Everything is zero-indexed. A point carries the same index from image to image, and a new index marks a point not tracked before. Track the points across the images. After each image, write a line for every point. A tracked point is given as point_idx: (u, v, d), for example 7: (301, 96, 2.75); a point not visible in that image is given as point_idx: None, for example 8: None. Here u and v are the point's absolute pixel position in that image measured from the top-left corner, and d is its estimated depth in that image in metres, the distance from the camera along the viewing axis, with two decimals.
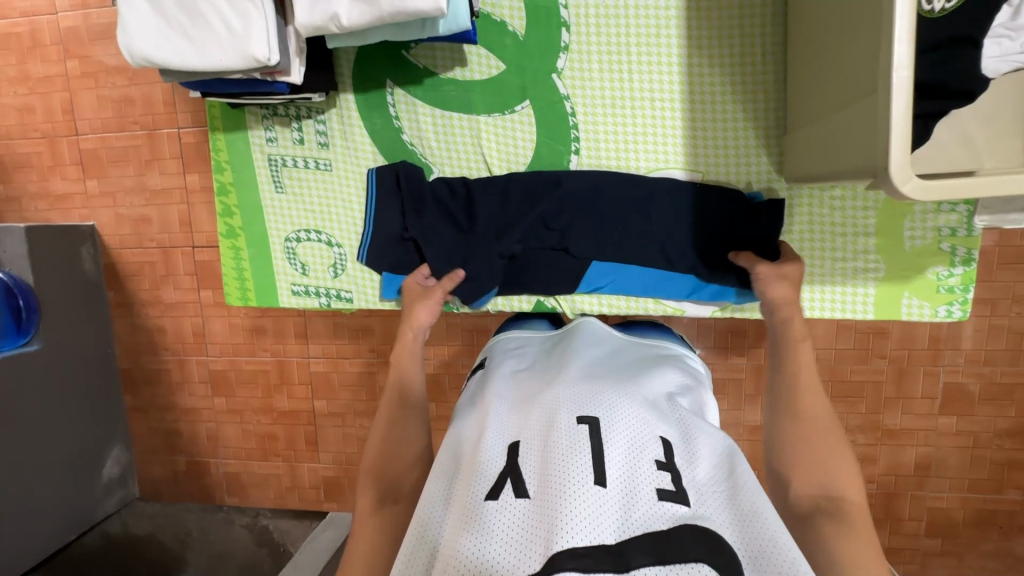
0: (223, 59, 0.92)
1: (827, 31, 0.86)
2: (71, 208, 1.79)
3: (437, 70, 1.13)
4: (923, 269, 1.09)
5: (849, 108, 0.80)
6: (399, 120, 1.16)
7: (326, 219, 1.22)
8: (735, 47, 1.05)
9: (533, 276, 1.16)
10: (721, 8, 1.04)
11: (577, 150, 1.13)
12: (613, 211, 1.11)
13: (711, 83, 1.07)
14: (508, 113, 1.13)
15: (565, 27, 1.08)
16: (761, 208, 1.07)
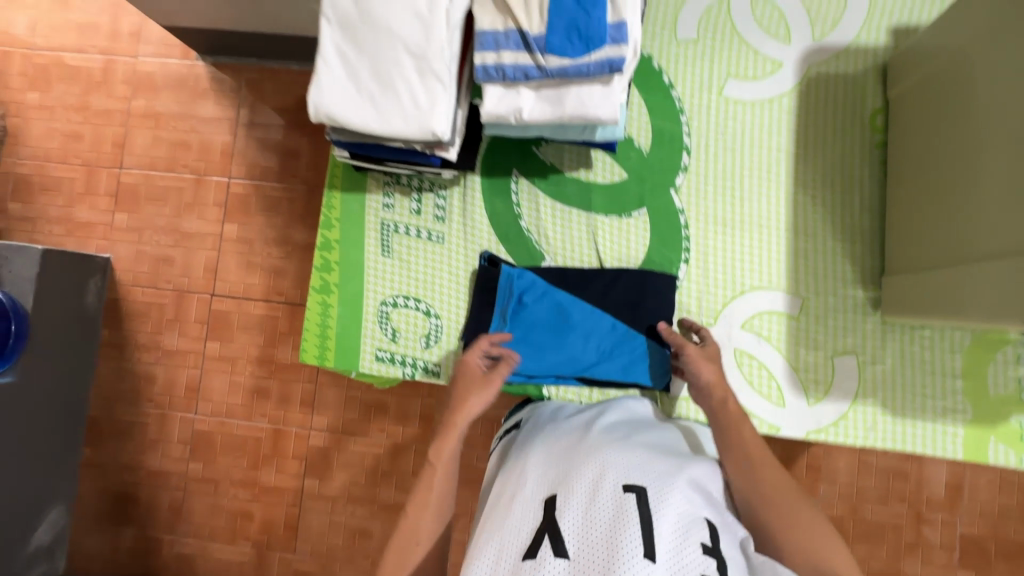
0: (392, 124, 0.73)
1: (937, 184, 0.86)
2: (88, 236, 1.72)
3: (563, 170, 1.05)
4: (1007, 416, 0.92)
5: (985, 262, 0.74)
6: (519, 207, 1.05)
7: (432, 288, 1.06)
8: (836, 184, 1.00)
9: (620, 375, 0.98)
10: (825, 140, 1.00)
11: (681, 280, 1.01)
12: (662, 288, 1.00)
13: (814, 214, 1.00)
14: (626, 216, 1.03)
15: (686, 151, 1.02)
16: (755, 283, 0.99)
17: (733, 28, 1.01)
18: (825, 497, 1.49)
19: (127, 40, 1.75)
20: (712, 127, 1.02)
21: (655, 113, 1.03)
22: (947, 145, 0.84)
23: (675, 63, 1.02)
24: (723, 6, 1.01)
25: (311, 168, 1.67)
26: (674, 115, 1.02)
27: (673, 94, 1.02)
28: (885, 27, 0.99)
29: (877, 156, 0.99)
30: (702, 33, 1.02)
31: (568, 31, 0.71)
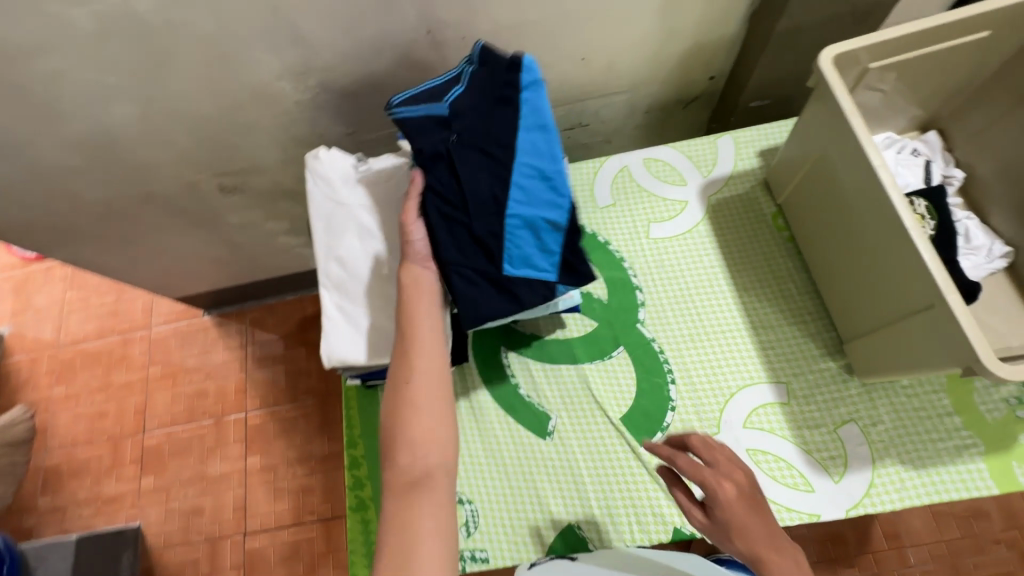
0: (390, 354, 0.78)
1: (841, 250, 0.85)
2: (118, 509, 1.74)
3: (542, 333, 0.97)
4: (1009, 438, 0.81)
5: (903, 323, 0.75)
6: (514, 375, 0.95)
7: (468, 476, 0.90)
8: (761, 272, 0.96)
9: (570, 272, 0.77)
10: (736, 231, 0.99)
11: (670, 422, 0.89)
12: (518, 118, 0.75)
13: (758, 302, 0.94)
14: (608, 358, 0.94)
15: (639, 290, 0.98)
16: (740, 387, 0.90)
17: (633, 182, 1.05)
18: (921, 565, 1.39)
19: (141, 315, 1.97)
20: (640, 257, 1.00)
21: (599, 264, 1.00)
22: (827, 215, 0.86)
23: (596, 218, 1.04)
24: (625, 171, 1.06)
25: (319, 380, 1.79)
26: (617, 264, 1.00)
27: (611, 249, 1.01)
28: (754, 152, 1.03)
29: (792, 250, 0.97)
30: (617, 197, 1.04)
31: (478, 100, 0.76)
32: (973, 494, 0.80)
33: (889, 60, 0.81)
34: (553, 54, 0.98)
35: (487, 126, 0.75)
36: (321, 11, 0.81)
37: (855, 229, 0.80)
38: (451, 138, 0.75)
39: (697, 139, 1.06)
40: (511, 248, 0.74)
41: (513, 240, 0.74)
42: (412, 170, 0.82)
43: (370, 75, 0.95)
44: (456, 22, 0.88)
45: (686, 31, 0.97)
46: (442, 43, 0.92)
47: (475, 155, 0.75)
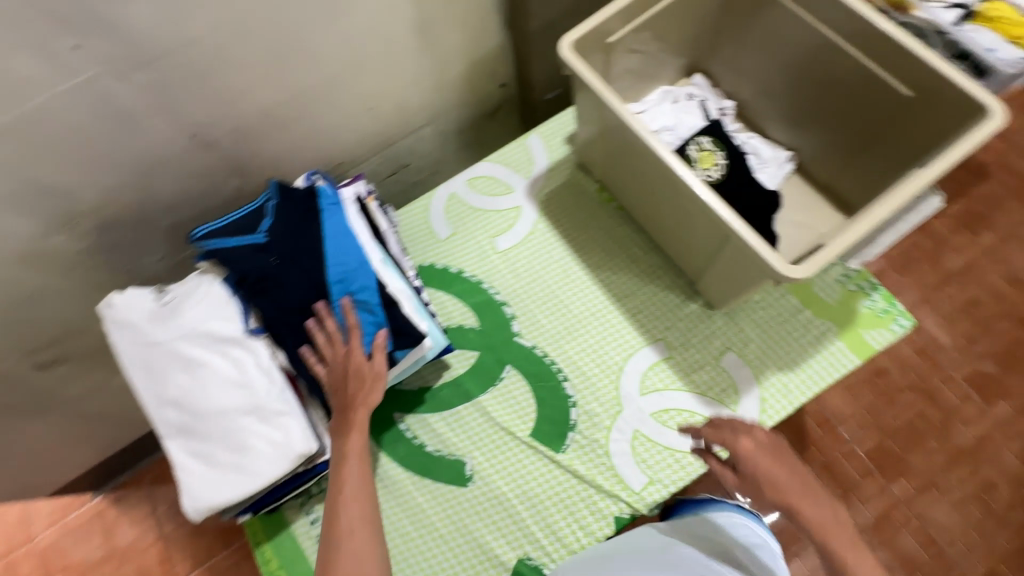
0: (262, 477, 0.71)
1: (656, 204, 0.90)
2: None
3: (429, 383, 0.95)
4: (849, 311, 0.90)
5: (724, 252, 0.80)
6: (416, 436, 0.92)
7: (407, 557, 0.85)
8: (605, 246, 1.00)
9: (402, 333, 0.75)
10: (572, 216, 1.02)
11: (575, 419, 0.89)
12: (332, 230, 0.77)
13: (613, 273, 0.98)
14: (499, 382, 0.93)
15: (505, 305, 0.98)
16: (624, 359, 0.92)
17: (465, 206, 1.06)
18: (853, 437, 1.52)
19: None
20: (495, 273, 1.00)
21: (460, 295, 1.00)
22: (632, 177, 0.91)
23: (442, 252, 1.03)
24: (454, 198, 1.06)
25: None
26: (477, 288, 1.00)
27: (466, 276, 1.01)
28: (562, 140, 1.08)
29: (625, 216, 1.02)
30: (455, 224, 1.04)
31: (293, 222, 0.75)
32: (843, 371, 0.87)
33: (620, 35, 0.88)
34: (337, 114, 0.96)
35: (306, 243, 0.75)
36: (55, 154, 0.74)
37: (655, 183, 0.85)
38: (272, 262, 0.73)
39: (507, 145, 1.08)
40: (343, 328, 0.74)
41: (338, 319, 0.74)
42: (218, 281, 0.77)
43: (150, 197, 0.88)
44: (217, 117, 0.83)
45: (455, 52, 0.99)
46: (212, 142, 0.86)
47: (294, 268, 0.74)
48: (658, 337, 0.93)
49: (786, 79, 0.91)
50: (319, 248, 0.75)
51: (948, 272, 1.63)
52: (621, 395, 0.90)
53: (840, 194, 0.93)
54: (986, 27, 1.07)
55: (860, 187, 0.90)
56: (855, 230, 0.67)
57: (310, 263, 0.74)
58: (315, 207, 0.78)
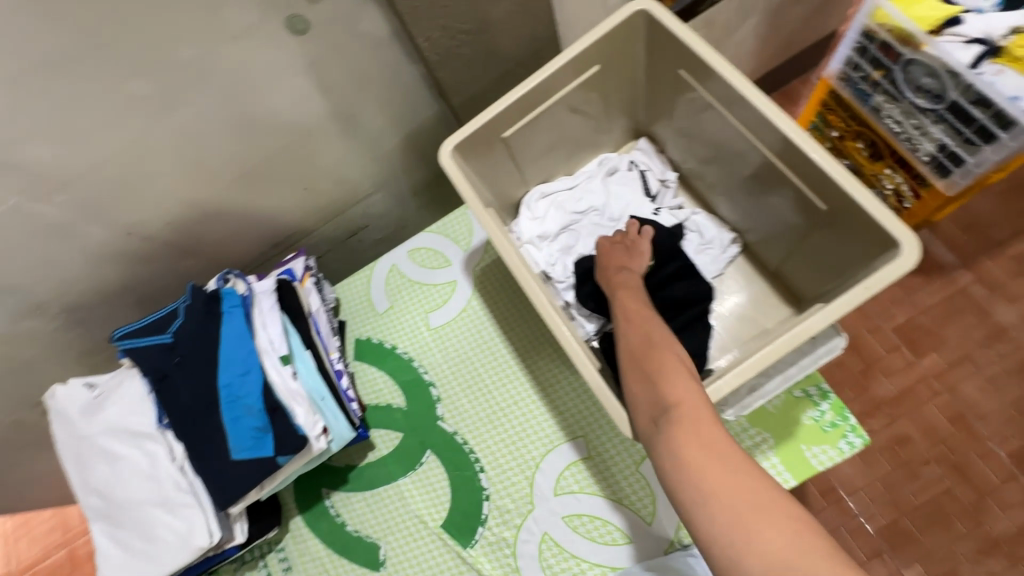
0: (166, 565, 0.77)
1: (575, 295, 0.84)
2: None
3: (356, 461, 0.97)
4: (792, 421, 0.80)
5: None
6: (339, 514, 0.95)
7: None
8: (535, 330, 0.96)
9: (282, 439, 0.75)
10: (507, 294, 0.99)
11: (487, 514, 0.88)
12: (228, 329, 0.80)
13: (543, 359, 0.94)
14: (419, 466, 0.94)
15: (432, 385, 0.98)
16: (543, 455, 0.89)
17: (404, 279, 1.06)
18: (864, 512, 1.35)
19: None
20: (426, 352, 1.00)
21: (392, 372, 1.01)
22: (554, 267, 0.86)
23: (380, 326, 1.04)
24: (395, 270, 1.07)
25: None
26: (408, 366, 1.00)
27: (399, 353, 1.02)
28: None
29: None
30: (393, 297, 1.05)
31: (193, 322, 0.79)
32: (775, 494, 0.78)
33: (524, 121, 0.84)
34: (275, 195, 0.99)
35: (201, 342, 0.79)
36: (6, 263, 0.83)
37: None
38: (175, 361, 0.79)
39: (449, 214, 1.06)
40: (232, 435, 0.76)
41: (224, 426, 0.76)
42: (138, 378, 0.83)
43: (106, 282, 0.96)
44: (149, 216, 0.89)
45: (388, 127, 0.99)
46: (151, 235, 0.93)
47: (190, 368, 0.78)
48: (581, 433, 0.88)
49: (727, 157, 0.82)
50: (212, 348, 0.78)
51: (999, 327, 1.40)
52: (536, 494, 0.87)
53: (791, 284, 0.82)
54: (1012, 67, 0.89)
55: (807, 277, 0.79)
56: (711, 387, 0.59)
57: (203, 363, 0.78)
58: (218, 307, 0.81)
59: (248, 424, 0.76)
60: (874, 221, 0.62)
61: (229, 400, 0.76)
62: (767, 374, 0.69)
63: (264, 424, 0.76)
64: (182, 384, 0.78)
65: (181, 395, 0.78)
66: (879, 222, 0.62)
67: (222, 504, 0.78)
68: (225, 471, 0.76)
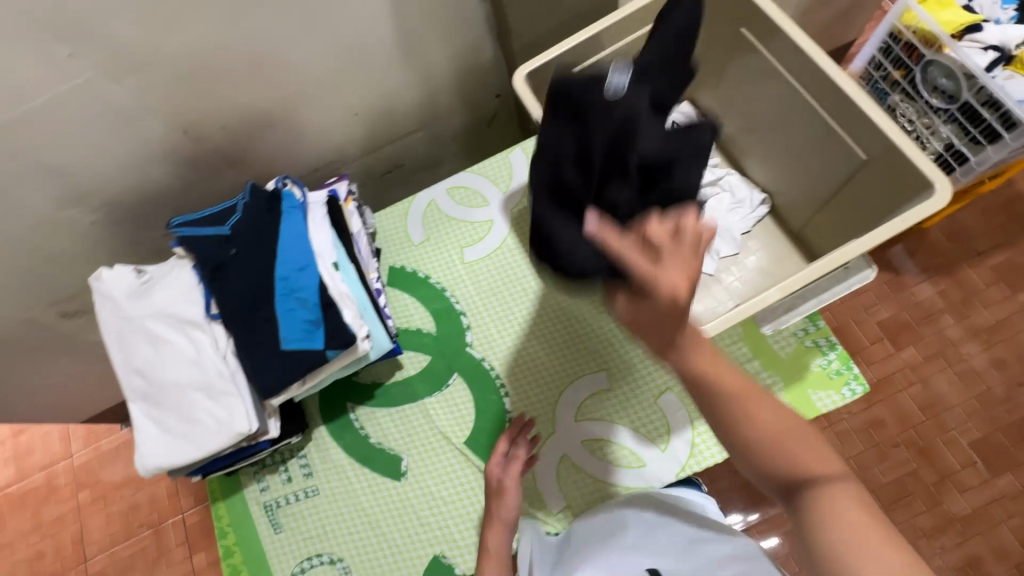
0: (204, 448, 0.80)
1: None
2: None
3: (382, 379, 1.01)
4: (801, 368, 0.88)
5: None
6: (363, 427, 0.98)
7: (337, 536, 0.93)
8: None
9: (334, 334, 0.79)
10: None
11: None
12: (285, 228, 0.83)
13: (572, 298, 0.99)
14: (445, 388, 0.98)
15: (463, 314, 1.02)
16: (566, 384, 0.94)
17: (441, 214, 1.09)
18: None
19: None
20: (459, 283, 1.04)
21: (423, 299, 1.05)
22: None
23: (414, 256, 1.08)
24: (433, 203, 1.10)
25: None
26: (440, 294, 1.04)
27: (431, 282, 1.05)
28: None
29: None
30: (429, 230, 1.08)
31: (252, 218, 0.82)
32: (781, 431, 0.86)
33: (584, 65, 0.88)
34: (326, 115, 1.02)
35: (259, 238, 0.82)
36: (62, 142, 0.83)
37: None
38: (231, 253, 0.81)
39: (490, 156, 1.10)
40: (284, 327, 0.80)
41: (278, 316, 0.79)
42: (190, 269, 0.86)
43: (149, 180, 0.97)
44: (206, 115, 0.90)
45: (444, 63, 1.02)
46: (204, 137, 0.94)
47: (246, 261, 0.81)
48: (604, 366, 0.94)
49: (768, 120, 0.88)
50: (269, 244, 0.81)
51: (972, 328, 1.52)
52: (558, 418, 0.93)
53: (812, 243, 0.90)
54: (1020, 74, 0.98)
55: (829, 235, 0.87)
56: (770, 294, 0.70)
57: (259, 257, 0.81)
58: (276, 207, 0.84)
59: (301, 316, 0.79)
60: (912, 167, 0.72)
61: (284, 293, 0.79)
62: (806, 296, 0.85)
63: (318, 317, 0.79)
64: (237, 275, 0.81)
65: (235, 286, 0.81)
66: (916, 166, 0.71)
67: (264, 394, 0.81)
68: (274, 360, 0.79)
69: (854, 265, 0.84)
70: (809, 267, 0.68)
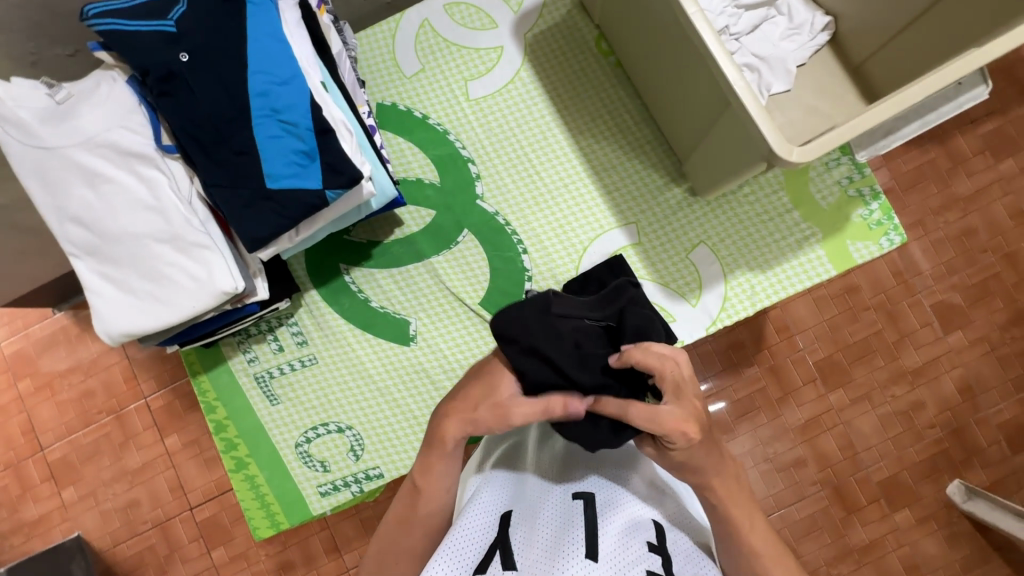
0: (180, 310, 0.66)
1: (660, 57, 0.75)
2: (40, 538, 1.16)
3: (380, 239, 0.88)
4: (841, 218, 0.83)
5: (717, 127, 0.70)
6: (362, 291, 0.87)
7: (343, 404, 0.86)
8: (590, 111, 0.88)
9: (333, 169, 0.64)
10: (561, 69, 0.88)
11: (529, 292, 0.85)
12: (253, 29, 0.63)
13: (598, 143, 0.87)
14: (455, 245, 0.87)
15: (470, 162, 0.88)
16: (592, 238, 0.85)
17: (437, 37, 0.89)
18: None
19: None
20: (463, 124, 0.88)
21: (422, 144, 0.88)
22: (639, 20, 0.75)
23: (408, 91, 0.89)
24: (426, 24, 0.89)
25: None
26: (441, 138, 0.88)
27: (431, 124, 0.89)
28: None
29: (621, 76, 0.88)
30: (424, 60, 0.89)
31: (206, 12, 0.62)
32: (811, 283, 0.83)
33: None
34: None
35: (221, 40, 0.62)
36: None
37: (661, 26, 0.70)
38: (183, 59, 0.62)
39: None
40: (267, 158, 0.63)
41: (259, 144, 0.63)
42: (125, 84, 0.65)
43: None
44: None
45: None
46: None
47: (205, 71, 0.62)
48: (633, 218, 0.85)
49: None
50: (234, 48, 0.62)
51: None
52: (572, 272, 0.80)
53: (871, 78, 0.80)
54: None
55: (891, 69, 0.77)
56: (877, 113, 0.58)
57: (224, 65, 0.62)
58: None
59: (289, 145, 0.63)
60: None
61: (265, 114, 0.63)
62: (908, 117, 0.76)
63: (313, 149, 0.63)
64: (196, 88, 0.62)
65: (196, 103, 0.62)
66: None
67: (250, 248, 0.66)
68: (257, 200, 0.64)
69: (967, 82, 0.74)
70: (934, 74, 0.58)
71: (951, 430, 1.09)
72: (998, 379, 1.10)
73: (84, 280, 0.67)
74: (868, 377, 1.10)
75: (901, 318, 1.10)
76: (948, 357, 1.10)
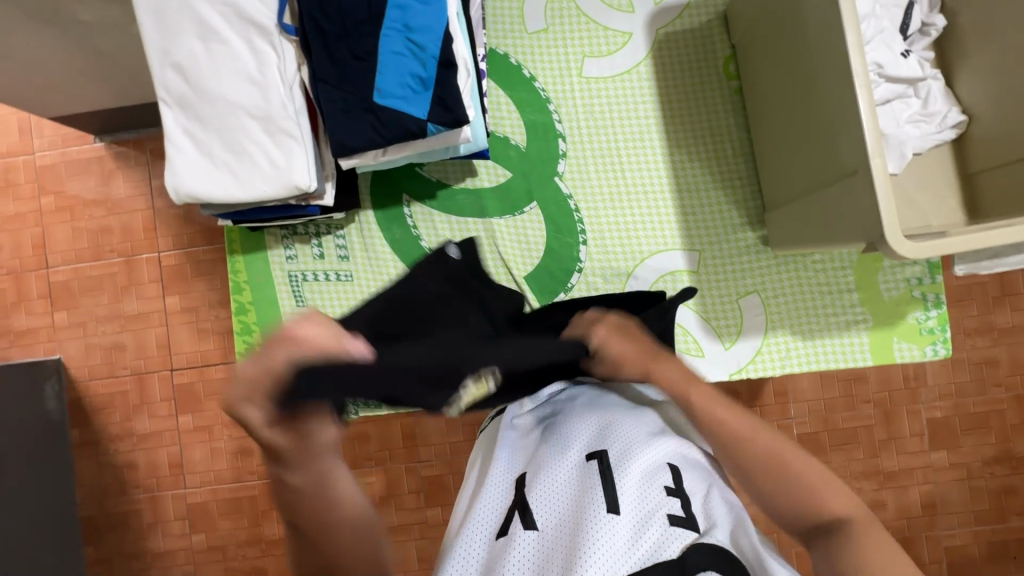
0: (251, 190, 0.66)
1: (790, 99, 0.72)
2: (22, 350, 1.16)
3: (450, 183, 0.87)
4: (896, 314, 0.82)
5: (823, 189, 0.69)
6: (416, 228, 0.87)
7: None
8: (694, 124, 0.86)
9: (443, 104, 0.62)
10: (681, 77, 0.86)
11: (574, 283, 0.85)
12: None
13: (691, 162, 0.85)
14: (519, 214, 0.86)
15: (561, 137, 0.86)
16: (651, 253, 0.85)
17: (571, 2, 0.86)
18: None
19: None
20: (567, 97, 0.86)
21: (520, 103, 0.87)
22: (782, 57, 0.72)
23: (523, 46, 0.86)
24: None
25: None
26: (541, 104, 0.87)
27: (536, 87, 0.87)
28: None
29: (737, 103, 0.86)
30: (551, 21, 0.86)
31: None
32: (837, 364, 0.83)
33: None
34: None
35: None
36: None
37: (805, 71, 0.68)
38: None
39: None
40: (385, 71, 0.62)
41: (384, 56, 0.62)
42: None
43: None
44: None
45: None
46: None
47: None
48: (699, 246, 0.85)
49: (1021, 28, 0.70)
50: None
51: None
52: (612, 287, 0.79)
53: (981, 190, 0.78)
54: None
55: (1001, 190, 0.75)
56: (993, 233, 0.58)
57: None
58: None
59: (410, 67, 0.62)
60: None
61: (397, 29, 0.61)
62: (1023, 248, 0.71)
63: (431, 79, 0.62)
64: None
65: None
66: None
67: (336, 153, 0.65)
68: (360, 108, 0.63)
69: None
70: None
71: (902, 537, 1.11)
72: (962, 507, 1.12)
73: (169, 132, 0.66)
74: (843, 464, 1.12)
75: (896, 422, 1.11)
76: (924, 471, 1.11)
